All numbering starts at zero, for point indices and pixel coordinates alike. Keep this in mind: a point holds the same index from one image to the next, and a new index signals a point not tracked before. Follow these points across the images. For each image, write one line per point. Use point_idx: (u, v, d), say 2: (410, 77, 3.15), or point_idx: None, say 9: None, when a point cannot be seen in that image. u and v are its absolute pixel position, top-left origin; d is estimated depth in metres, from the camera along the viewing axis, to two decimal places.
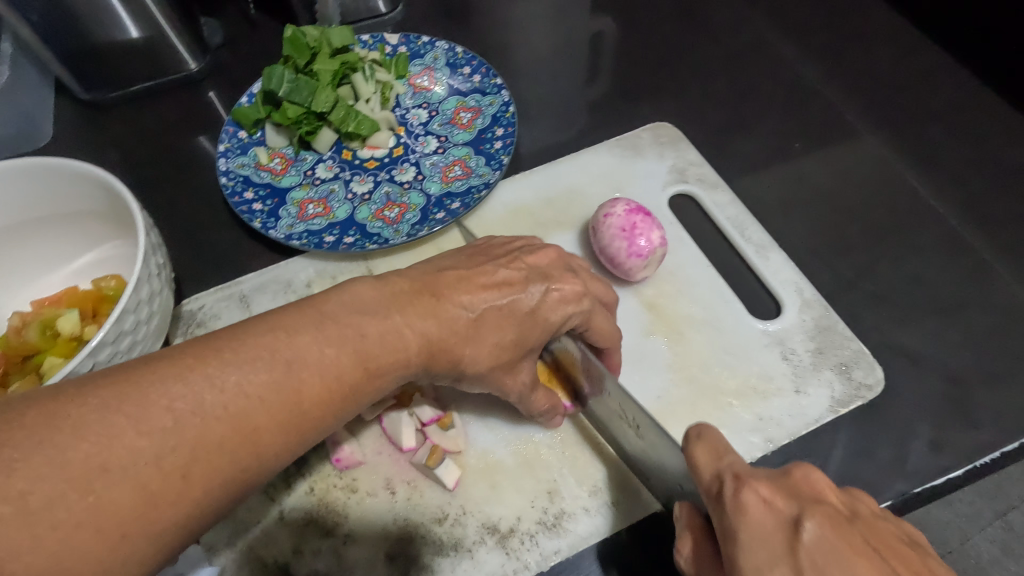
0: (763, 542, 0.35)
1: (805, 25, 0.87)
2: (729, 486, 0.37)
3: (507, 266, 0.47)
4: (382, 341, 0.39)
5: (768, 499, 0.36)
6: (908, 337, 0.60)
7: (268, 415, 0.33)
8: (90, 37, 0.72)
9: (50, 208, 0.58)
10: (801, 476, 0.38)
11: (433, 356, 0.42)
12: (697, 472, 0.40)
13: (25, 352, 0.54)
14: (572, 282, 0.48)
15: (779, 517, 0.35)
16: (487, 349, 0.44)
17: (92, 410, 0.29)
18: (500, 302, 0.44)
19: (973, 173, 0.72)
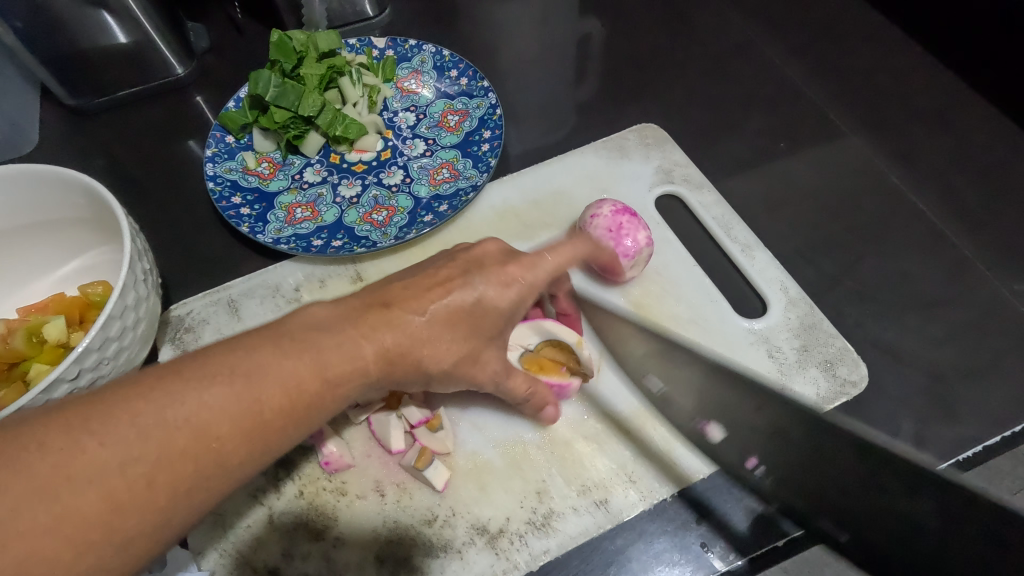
0: None
1: (789, 27, 0.88)
2: None
3: (444, 265, 0.48)
4: (340, 349, 0.40)
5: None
6: (892, 334, 0.61)
7: (231, 425, 0.34)
8: (75, 42, 0.72)
9: (37, 215, 0.58)
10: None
11: (392, 363, 0.43)
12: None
13: (10, 359, 0.54)
14: (504, 266, 0.48)
15: None
16: (450, 343, 0.45)
17: (58, 425, 0.30)
18: (444, 299, 0.45)
19: (954, 171, 0.73)
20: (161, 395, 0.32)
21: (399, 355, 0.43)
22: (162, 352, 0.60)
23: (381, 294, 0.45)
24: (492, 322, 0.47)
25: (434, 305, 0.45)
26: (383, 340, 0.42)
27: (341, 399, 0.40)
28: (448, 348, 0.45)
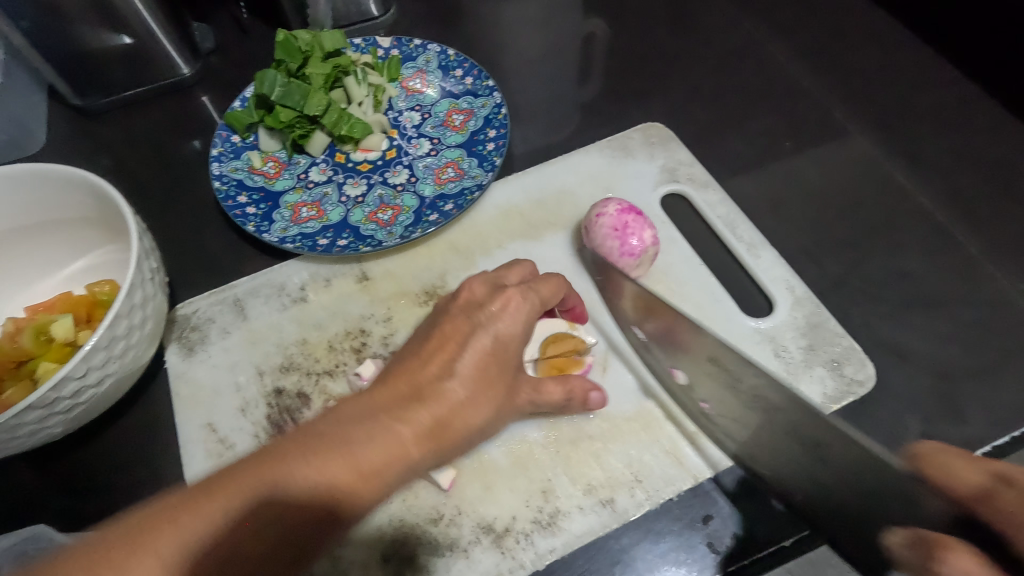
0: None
1: (793, 25, 0.87)
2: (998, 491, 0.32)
3: (451, 318, 0.48)
4: (377, 443, 0.39)
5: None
6: (897, 333, 0.61)
7: (275, 531, 0.35)
8: (82, 43, 0.72)
9: (45, 214, 0.59)
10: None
11: (436, 439, 0.43)
12: (960, 485, 0.33)
13: (18, 358, 0.54)
14: (504, 298, 0.49)
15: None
16: (482, 394, 0.45)
17: (113, 552, 0.32)
18: (462, 354, 0.45)
19: (959, 169, 0.72)
20: (206, 513, 0.34)
21: (438, 427, 0.43)
22: (169, 351, 0.61)
23: (407, 374, 0.44)
24: (513, 355, 0.48)
25: (456, 364, 0.45)
26: (420, 420, 0.42)
27: (384, 490, 0.39)
28: (480, 401, 0.45)
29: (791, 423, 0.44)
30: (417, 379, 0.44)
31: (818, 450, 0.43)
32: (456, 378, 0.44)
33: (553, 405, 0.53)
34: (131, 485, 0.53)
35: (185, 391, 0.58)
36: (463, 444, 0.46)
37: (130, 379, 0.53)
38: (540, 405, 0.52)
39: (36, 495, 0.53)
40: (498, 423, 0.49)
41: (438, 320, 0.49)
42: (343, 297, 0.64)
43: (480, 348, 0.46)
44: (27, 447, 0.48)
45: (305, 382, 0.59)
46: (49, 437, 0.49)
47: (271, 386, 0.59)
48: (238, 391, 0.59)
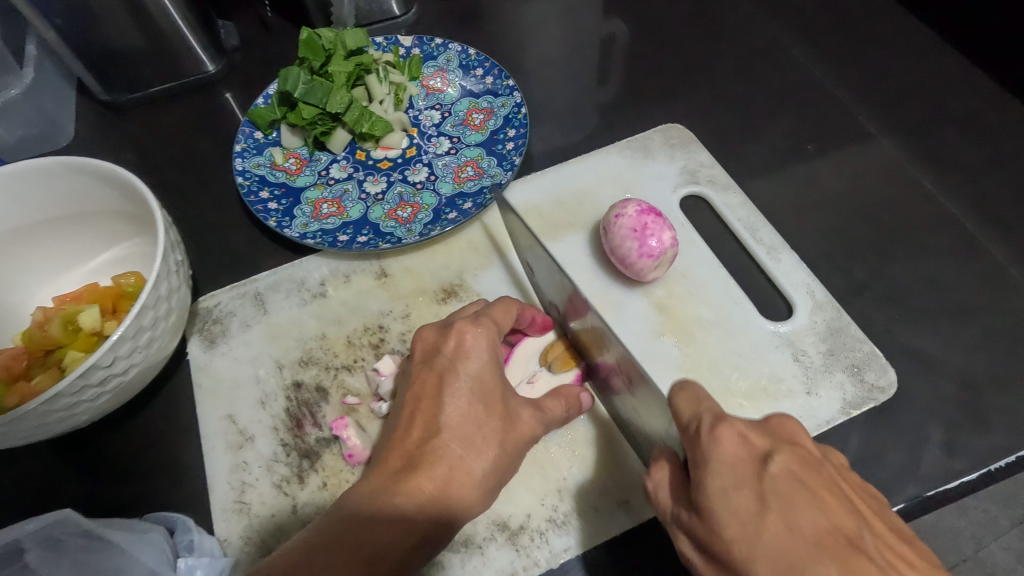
0: (732, 468, 0.36)
1: (817, 26, 0.86)
2: (707, 422, 0.38)
3: (420, 372, 0.49)
4: (382, 522, 0.41)
5: (744, 435, 0.37)
6: (921, 340, 0.60)
7: None
8: (111, 40, 0.73)
9: (74, 207, 0.60)
10: (777, 422, 0.40)
11: (439, 508, 0.42)
12: (677, 419, 0.40)
13: (46, 346, 0.55)
14: (454, 338, 0.49)
15: (751, 450, 0.37)
16: (477, 441, 0.45)
17: None
18: (439, 408, 0.46)
19: (987, 174, 0.71)
20: None
21: (442, 491, 0.43)
22: (191, 343, 0.61)
23: (396, 449, 0.45)
24: (498, 385, 0.47)
25: (438, 420, 0.45)
26: (420, 488, 0.42)
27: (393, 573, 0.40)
28: (477, 448, 0.45)
29: (617, 359, 0.50)
30: (407, 448, 0.45)
31: (631, 384, 0.49)
32: (444, 434, 0.45)
33: (559, 423, 0.51)
34: (156, 473, 0.54)
35: (206, 383, 0.59)
36: (480, 498, 0.45)
37: (154, 369, 0.54)
38: (548, 425, 0.50)
39: (63, 482, 0.54)
40: (514, 467, 0.47)
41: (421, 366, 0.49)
42: (362, 294, 0.64)
43: (458, 397, 0.46)
44: (54, 434, 0.49)
45: (323, 376, 0.60)
46: (76, 424, 0.50)
47: (290, 380, 0.59)
48: (257, 383, 0.59)
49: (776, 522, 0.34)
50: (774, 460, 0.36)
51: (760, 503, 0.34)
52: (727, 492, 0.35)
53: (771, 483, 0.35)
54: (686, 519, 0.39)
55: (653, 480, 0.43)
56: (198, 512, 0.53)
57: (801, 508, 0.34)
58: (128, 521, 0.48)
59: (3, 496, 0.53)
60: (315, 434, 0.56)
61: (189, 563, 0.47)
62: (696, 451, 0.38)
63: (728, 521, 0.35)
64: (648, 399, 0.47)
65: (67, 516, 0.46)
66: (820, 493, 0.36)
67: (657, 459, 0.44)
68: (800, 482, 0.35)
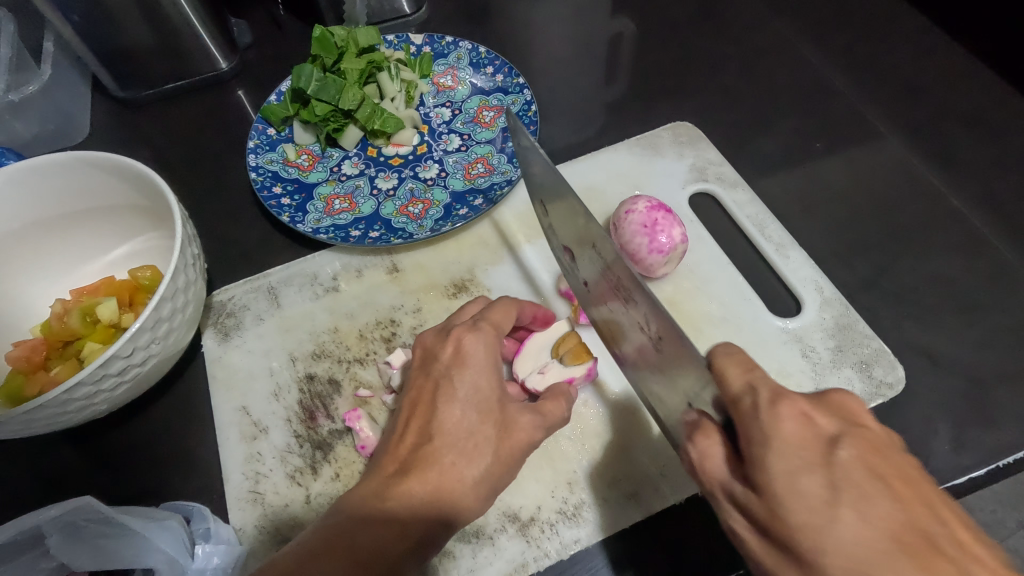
0: (795, 451, 0.31)
1: (826, 25, 0.87)
2: (762, 398, 0.33)
3: (418, 377, 0.49)
4: (372, 526, 0.41)
5: (808, 414, 0.32)
6: (928, 337, 0.60)
7: None
8: (128, 38, 0.74)
9: (91, 202, 0.61)
10: (840, 399, 0.34)
11: (433, 514, 0.43)
12: (725, 386, 0.35)
13: (65, 338, 0.56)
14: (446, 346, 0.49)
15: (816, 431, 0.32)
16: (468, 448, 0.45)
17: None
18: (432, 415, 0.46)
19: (996, 172, 0.71)
20: None
21: (435, 496, 0.43)
22: (205, 336, 0.62)
23: (389, 454, 0.46)
24: (493, 389, 0.47)
25: (432, 425, 0.46)
26: (412, 492, 0.43)
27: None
28: (470, 455, 0.45)
29: (642, 314, 0.41)
30: (400, 454, 0.46)
31: (658, 341, 0.41)
32: (436, 440, 0.45)
33: (560, 423, 0.51)
34: (172, 462, 0.55)
35: (220, 375, 0.60)
36: (476, 502, 0.45)
37: (171, 360, 0.55)
38: (547, 428, 0.49)
39: (80, 471, 0.55)
40: (510, 473, 0.47)
41: (422, 372, 0.50)
42: (374, 288, 0.65)
43: (453, 404, 0.46)
44: (74, 423, 0.50)
45: (336, 369, 0.60)
46: (96, 413, 0.51)
47: (303, 372, 0.60)
48: (271, 376, 0.60)
49: (851, 514, 0.29)
50: (845, 444, 0.31)
51: (833, 492, 0.30)
52: (794, 476, 0.31)
53: (844, 469, 0.30)
54: (742, 498, 0.34)
55: (697, 449, 0.37)
56: (214, 502, 0.54)
57: (883, 502, 0.29)
58: (143, 509, 0.48)
59: (23, 484, 0.54)
60: (327, 426, 0.57)
61: (207, 550, 0.50)
62: (752, 430, 0.33)
63: (794, 508, 0.30)
64: (678, 358, 0.39)
65: (86, 503, 0.46)
66: (904, 486, 0.30)
67: (701, 426, 0.38)
68: (876, 472, 0.30)
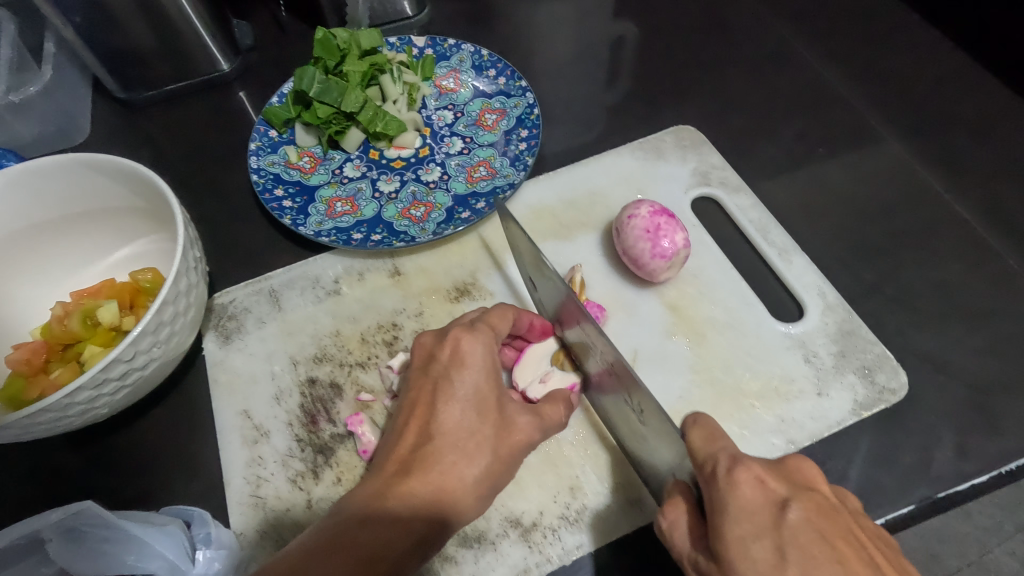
0: (750, 515, 0.35)
1: (828, 29, 0.87)
2: (723, 465, 0.37)
3: (419, 378, 0.49)
4: (376, 525, 0.41)
5: (761, 480, 0.36)
6: (931, 342, 0.60)
7: None
8: (128, 39, 0.74)
9: (92, 204, 0.61)
10: (796, 465, 0.39)
11: (433, 516, 0.43)
12: (693, 456, 0.40)
13: (65, 341, 0.56)
14: (447, 347, 0.49)
15: (769, 495, 0.36)
16: (469, 446, 0.45)
17: None
18: (431, 416, 0.46)
19: (997, 177, 0.72)
20: None
21: (436, 496, 0.43)
22: (205, 339, 0.62)
23: (389, 454, 0.46)
24: (494, 389, 0.47)
25: (431, 425, 0.46)
26: (414, 491, 0.43)
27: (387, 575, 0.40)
28: (469, 454, 0.45)
29: (626, 390, 0.48)
30: (401, 454, 0.45)
31: (641, 413, 0.46)
32: (438, 440, 0.45)
33: (557, 427, 0.51)
34: (173, 466, 0.55)
35: (222, 378, 0.60)
36: (476, 501, 0.45)
37: (171, 364, 0.54)
38: (545, 432, 0.49)
39: (80, 475, 0.54)
40: (510, 472, 0.47)
41: (423, 371, 0.49)
42: (377, 292, 0.65)
43: (453, 403, 0.46)
44: (74, 428, 0.50)
45: (338, 373, 0.60)
46: (96, 417, 0.51)
47: (305, 376, 0.60)
48: (272, 379, 0.60)
49: (795, 574, 0.33)
50: (792, 508, 0.35)
51: (780, 554, 0.33)
52: (746, 540, 0.34)
53: (790, 532, 0.34)
54: (704, 565, 0.38)
55: (666, 519, 0.41)
56: (215, 506, 0.54)
57: (822, 563, 0.33)
58: (143, 515, 0.48)
59: (22, 488, 0.54)
60: (329, 430, 0.57)
61: (208, 555, 0.48)
62: (714, 494, 0.37)
63: (746, 572, 0.34)
64: (661, 430, 0.44)
65: (88, 508, 0.45)
66: (841, 547, 0.34)
67: (671, 496, 0.43)
68: (819, 534, 0.34)
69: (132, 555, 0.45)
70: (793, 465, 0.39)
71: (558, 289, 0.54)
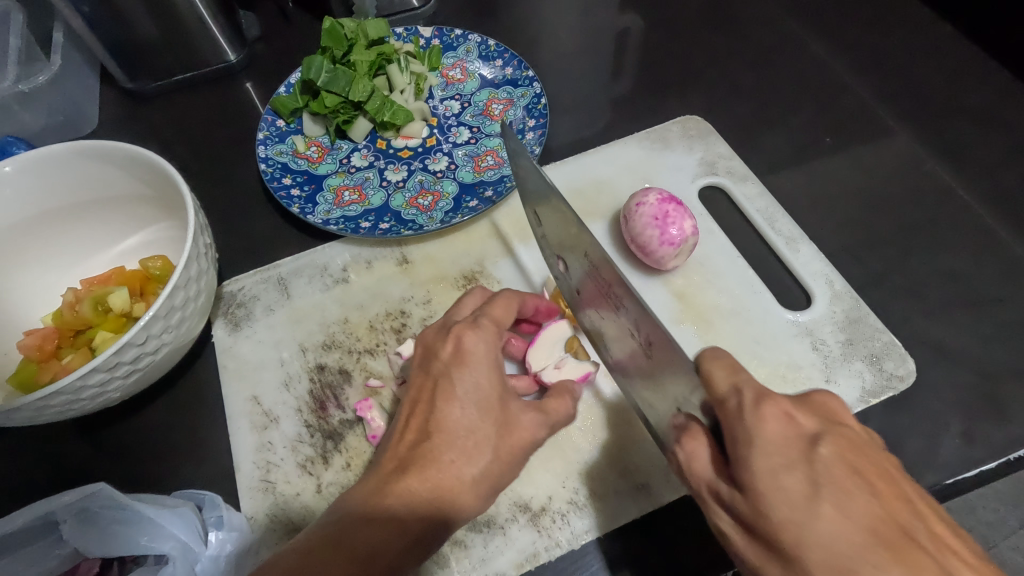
0: (780, 448, 0.33)
1: (835, 20, 0.87)
2: (748, 398, 0.35)
3: (421, 375, 0.49)
4: (373, 522, 0.40)
5: (791, 415, 0.35)
6: (939, 331, 0.60)
7: None
8: (137, 28, 0.74)
9: (102, 192, 0.61)
10: (822, 401, 0.38)
11: (434, 515, 0.42)
12: (712, 391, 0.37)
13: (78, 327, 0.57)
14: (447, 345, 0.49)
15: (798, 430, 0.34)
16: (468, 446, 0.45)
17: None
18: (432, 411, 0.46)
19: (1005, 167, 0.71)
20: None
21: (435, 495, 0.43)
22: (215, 327, 0.62)
23: (389, 451, 0.46)
24: (497, 388, 0.47)
25: (431, 422, 0.46)
26: (413, 489, 0.42)
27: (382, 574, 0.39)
28: (469, 454, 0.44)
29: (634, 322, 0.43)
30: (401, 451, 0.45)
31: (649, 347, 0.42)
32: (437, 436, 0.45)
33: (564, 422, 0.51)
34: (184, 451, 0.55)
35: (231, 364, 0.60)
36: (476, 500, 0.45)
37: (182, 350, 0.55)
38: (550, 428, 0.49)
39: (91, 460, 0.55)
40: (512, 471, 0.47)
41: (425, 369, 0.49)
42: (385, 281, 0.65)
43: (453, 402, 0.46)
44: (86, 412, 0.50)
45: (346, 359, 0.60)
46: (108, 401, 0.51)
47: (313, 362, 0.60)
48: (281, 366, 0.60)
49: (829, 508, 0.31)
50: (823, 442, 0.33)
51: (813, 488, 0.32)
52: (776, 473, 0.32)
53: (823, 466, 0.32)
54: (725, 496, 0.36)
55: (685, 451, 0.39)
56: (226, 490, 0.54)
57: (856, 496, 0.31)
58: (155, 497, 0.49)
59: (34, 473, 0.54)
60: (338, 416, 0.57)
61: (221, 537, 0.50)
62: (739, 428, 0.35)
63: (777, 505, 0.32)
64: (669, 364, 0.40)
65: (100, 489, 0.46)
66: (875, 481, 0.33)
67: (688, 428, 0.40)
68: (852, 469, 0.33)
69: (145, 536, 0.45)
70: (817, 401, 0.38)
71: (566, 228, 0.50)
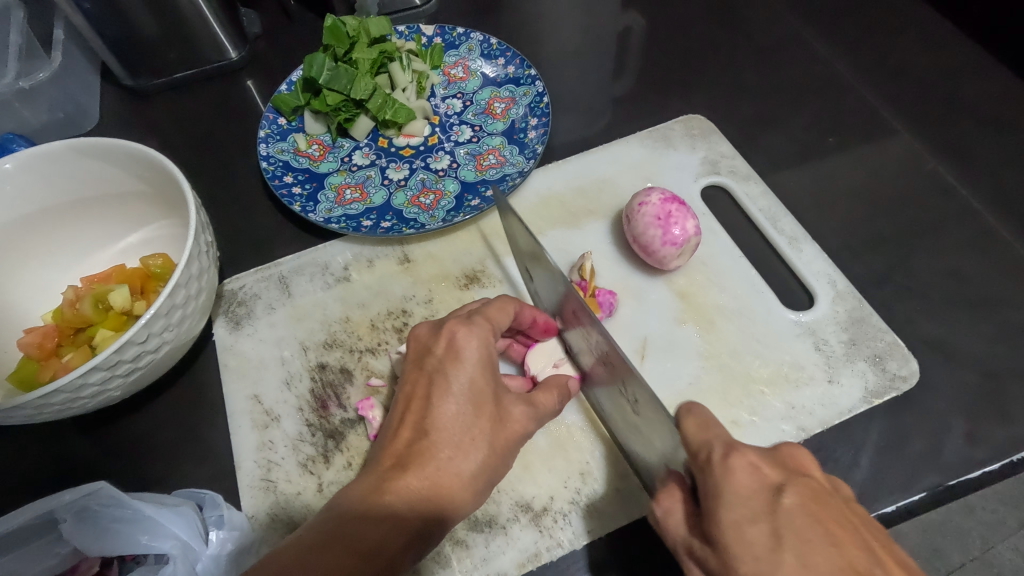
0: (743, 501, 0.35)
1: (837, 19, 0.86)
2: (717, 452, 0.37)
3: (414, 372, 0.48)
4: (370, 521, 0.40)
5: (757, 466, 0.36)
6: (943, 332, 0.60)
7: None
8: (138, 25, 0.74)
9: (102, 189, 0.61)
10: (790, 449, 0.38)
11: (431, 511, 0.42)
12: (686, 445, 0.39)
13: (77, 325, 0.57)
14: (440, 341, 0.48)
15: (763, 481, 0.35)
16: (464, 442, 0.44)
17: None
18: (428, 406, 0.46)
19: (1008, 167, 0.71)
20: None
21: (433, 490, 0.43)
22: (216, 325, 0.62)
23: (386, 447, 0.45)
24: (491, 384, 0.47)
25: (427, 420, 0.45)
26: (411, 486, 0.42)
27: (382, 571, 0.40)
28: (465, 450, 0.44)
29: (622, 379, 0.46)
30: (398, 448, 0.45)
31: (635, 403, 0.45)
32: (433, 435, 0.44)
33: (551, 413, 0.50)
34: (184, 450, 0.55)
35: (232, 362, 0.60)
36: (472, 497, 0.45)
37: (184, 347, 0.55)
38: (539, 420, 0.49)
39: (91, 459, 0.55)
40: (506, 463, 0.47)
41: (417, 366, 0.48)
42: (386, 279, 0.65)
43: (448, 399, 0.45)
44: (86, 410, 0.50)
45: (348, 358, 0.60)
46: (109, 400, 0.51)
47: (314, 361, 0.60)
48: (283, 364, 0.60)
49: (791, 558, 0.32)
50: (787, 493, 0.35)
51: (775, 539, 0.33)
52: (741, 526, 0.34)
53: (786, 517, 0.34)
54: (698, 552, 0.37)
55: (661, 508, 0.41)
56: (227, 489, 0.54)
57: (817, 547, 0.32)
58: (156, 496, 0.48)
59: (35, 471, 0.54)
60: (339, 414, 0.57)
61: (221, 536, 0.50)
62: (707, 481, 0.36)
63: (742, 557, 0.33)
64: (653, 419, 0.43)
65: (100, 488, 0.46)
66: (838, 533, 0.34)
67: (667, 485, 0.42)
68: (816, 518, 0.34)
69: (146, 535, 0.45)
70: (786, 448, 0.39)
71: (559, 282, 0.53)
